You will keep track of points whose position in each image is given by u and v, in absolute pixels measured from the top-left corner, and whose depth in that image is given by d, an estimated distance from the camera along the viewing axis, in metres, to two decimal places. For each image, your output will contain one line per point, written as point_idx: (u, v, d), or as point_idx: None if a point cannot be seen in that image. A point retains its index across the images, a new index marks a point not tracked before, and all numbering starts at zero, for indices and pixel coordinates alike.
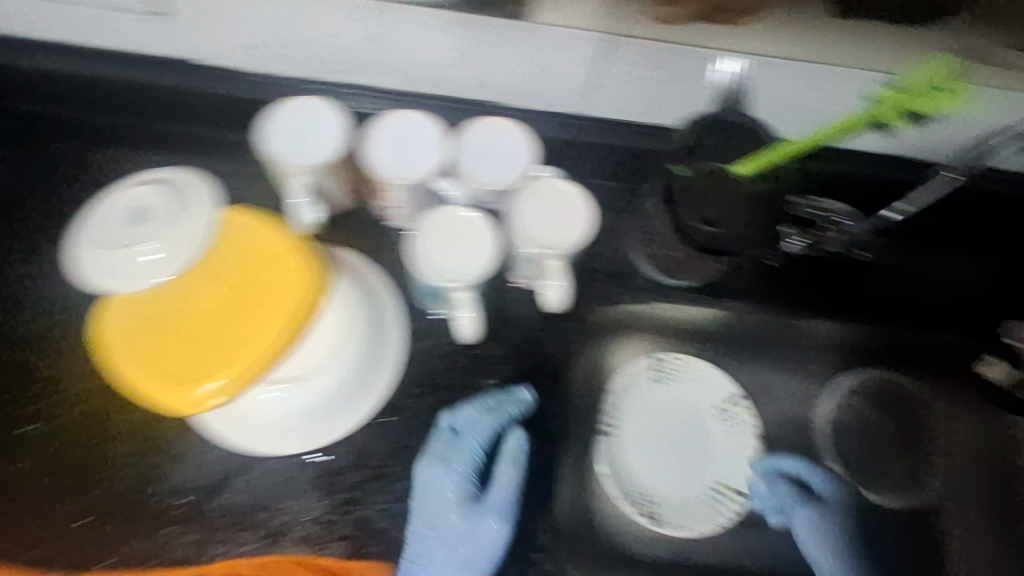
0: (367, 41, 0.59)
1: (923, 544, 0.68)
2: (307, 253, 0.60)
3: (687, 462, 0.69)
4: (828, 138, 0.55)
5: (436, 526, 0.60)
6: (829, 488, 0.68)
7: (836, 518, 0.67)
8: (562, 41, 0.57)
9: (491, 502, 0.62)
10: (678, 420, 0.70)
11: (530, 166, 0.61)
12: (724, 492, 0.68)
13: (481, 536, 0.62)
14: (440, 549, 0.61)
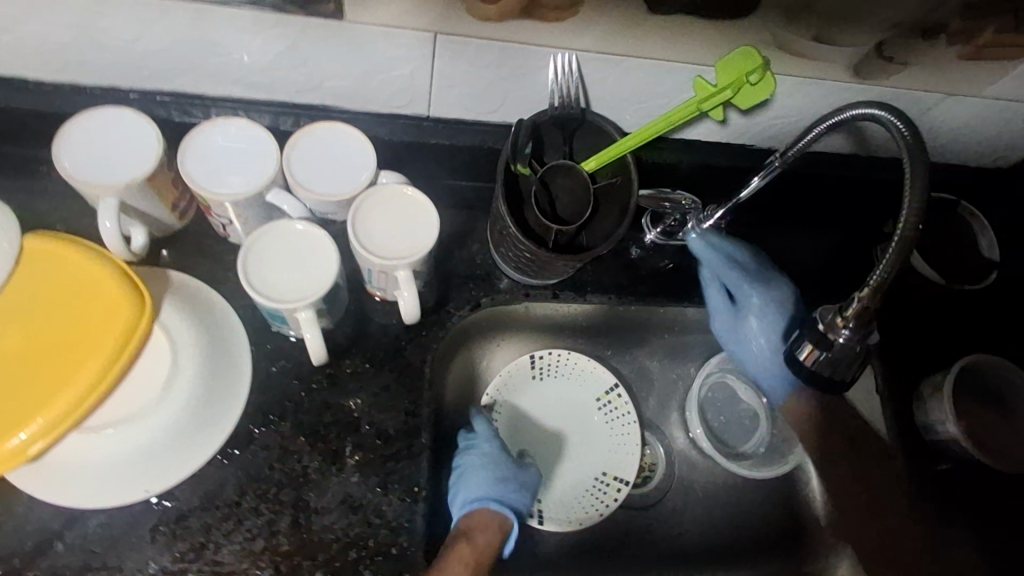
0: (177, 46, 0.54)
1: (783, 319, 0.69)
2: (126, 279, 0.54)
3: (569, 454, 0.78)
4: (654, 130, 0.59)
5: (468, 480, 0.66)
6: (766, 291, 0.69)
7: (753, 316, 0.69)
8: (383, 41, 0.55)
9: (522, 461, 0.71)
10: (561, 416, 0.79)
11: (370, 173, 0.59)
12: (604, 477, 0.77)
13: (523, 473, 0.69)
14: (486, 476, 0.66)
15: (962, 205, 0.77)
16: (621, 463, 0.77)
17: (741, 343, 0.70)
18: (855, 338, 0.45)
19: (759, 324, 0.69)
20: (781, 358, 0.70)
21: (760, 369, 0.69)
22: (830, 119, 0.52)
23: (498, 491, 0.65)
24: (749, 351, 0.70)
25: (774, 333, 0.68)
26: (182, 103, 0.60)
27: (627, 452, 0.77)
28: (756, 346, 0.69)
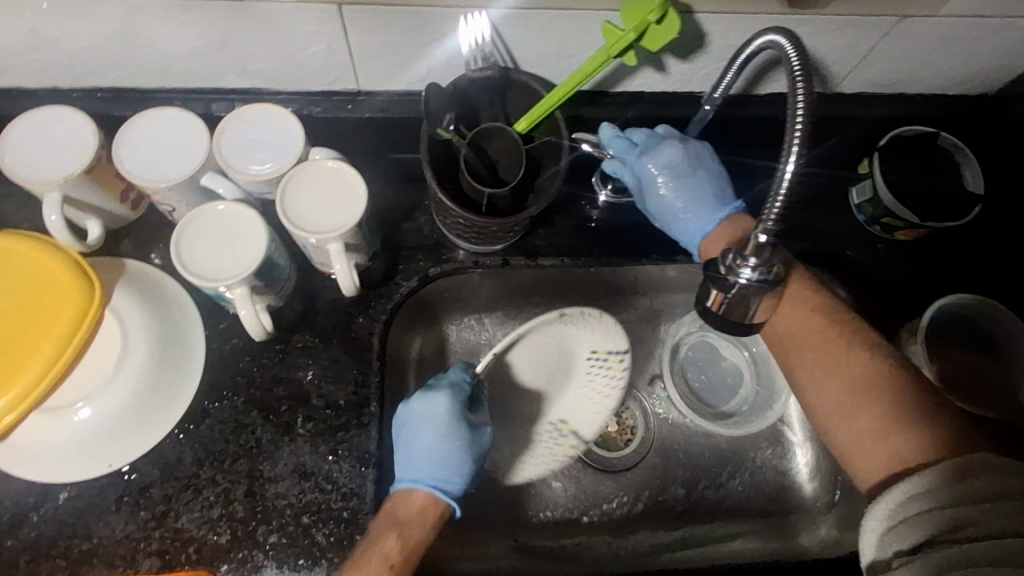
0: (99, 45, 0.57)
1: (696, 190, 0.62)
2: (76, 266, 0.58)
3: (529, 399, 0.75)
4: (574, 83, 0.57)
5: (413, 449, 0.60)
6: (653, 158, 0.62)
7: (647, 149, 0.63)
8: (291, 20, 0.55)
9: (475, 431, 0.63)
10: (545, 368, 0.74)
11: (298, 149, 0.60)
12: (559, 425, 0.73)
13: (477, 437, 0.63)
14: (439, 449, 0.60)
15: (943, 137, 0.72)
16: (581, 423, 0.72)
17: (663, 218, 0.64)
18: (758, 274, 0.42)
19: (677, 188, 0.62)
20: (689, 174, 0.62)
21: (688, 229, 0.63)
22: (742, 54, 0.49)
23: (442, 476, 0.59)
24: (672, 216, 0.63)
25: (689, 193, 0.62)
26: (122, 97, 0.63)
27: (594, 412, 0.71)
28: (674, 206, 0.63)
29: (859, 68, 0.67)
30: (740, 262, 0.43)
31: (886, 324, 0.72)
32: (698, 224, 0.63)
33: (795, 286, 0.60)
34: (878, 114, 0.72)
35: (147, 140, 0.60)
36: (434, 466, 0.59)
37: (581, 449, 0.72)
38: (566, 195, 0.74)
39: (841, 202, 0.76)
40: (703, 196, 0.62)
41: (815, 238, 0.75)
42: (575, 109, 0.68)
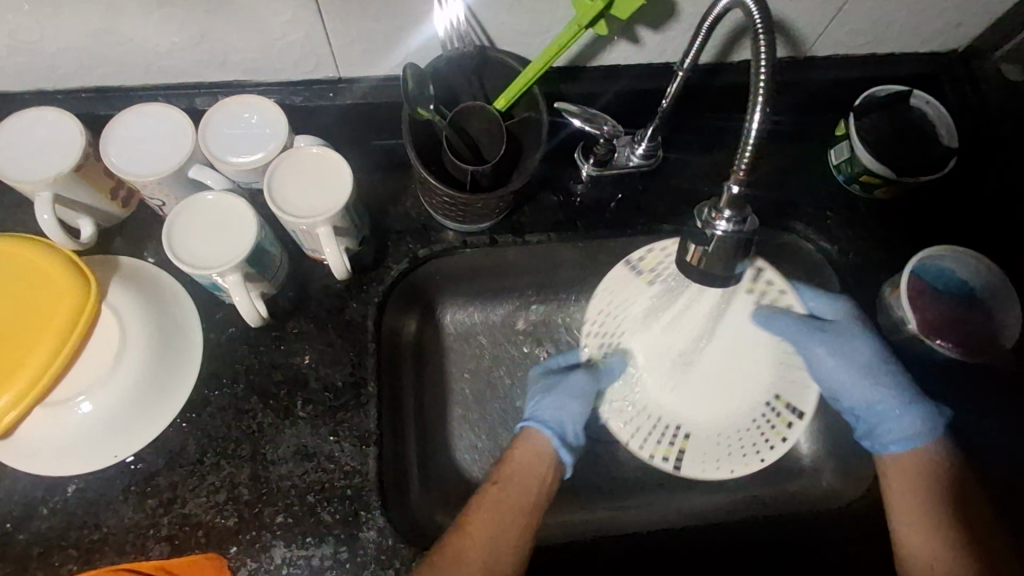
0: (79, 44, 0.58)
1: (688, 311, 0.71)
2: (70, 263, 0.59)
3: (735, 390, 0.74)
4: (550, 58, 0.58)
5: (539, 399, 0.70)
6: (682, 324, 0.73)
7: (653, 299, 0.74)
8: (268, 9, 0.56)
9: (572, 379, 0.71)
10: (737, 346, 0.75)
11: (282, 137, 0.61)
12: (790, 381, 0.72)
13: (568, 382, 0.71)
14: (550, 398, 0.69)
15: (916, 95, 0.73)
16: (797, 397, 0.70)
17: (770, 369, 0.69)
18: (733, 228, 0.44)
19: (841, 355, 0.67)
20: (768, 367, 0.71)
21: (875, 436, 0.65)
22: (708, 17, 0.51)
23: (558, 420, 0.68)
24: (866, 422, 0.66)
25: (882, 397, 0.65)
26: (106, 96, 0.64)
27: (799, 387, 0.71)
28: (867, 411, 0.66)
29: (829, 30, 0.68)
30: (715, 217, 0.44)
31: (869, 282, 0.73)
32: (894, 418, 0.64)
33: (923, 448, 0.63)
34: (849, 75, 0.74)
35: (133, 136, 0.61)
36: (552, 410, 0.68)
37: (803, 421, 0.68)
38: (549, 172, 0.75)
39: (819, 164, 0.78)
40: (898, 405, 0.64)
41: (796, 201, 0.76)
42: (552, 85, 0.69)
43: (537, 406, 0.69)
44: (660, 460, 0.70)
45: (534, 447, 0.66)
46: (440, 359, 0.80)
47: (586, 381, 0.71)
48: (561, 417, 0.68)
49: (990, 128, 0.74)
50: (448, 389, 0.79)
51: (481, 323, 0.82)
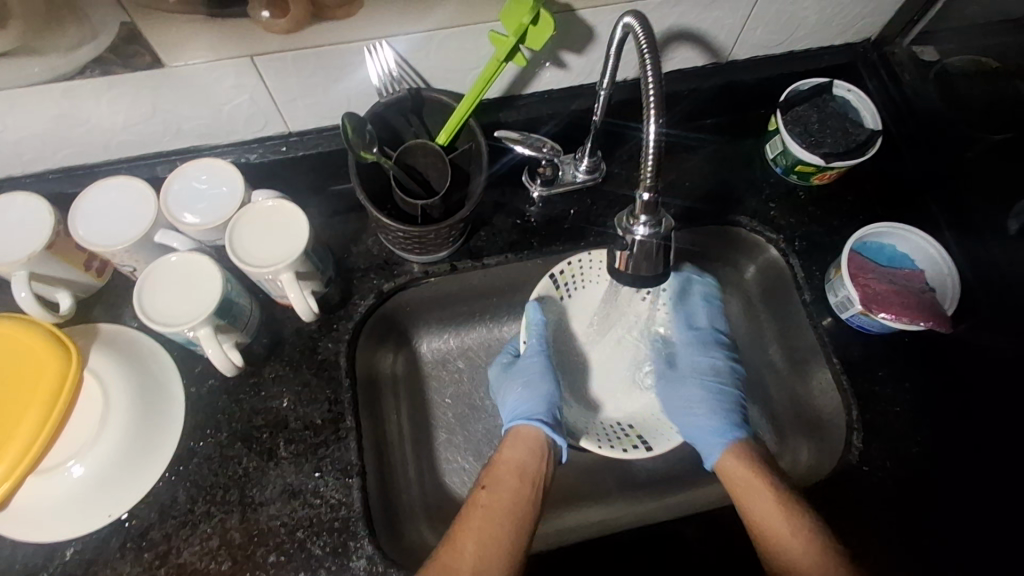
0: (42, 130, 0.62)
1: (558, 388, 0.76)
2: (53, 334, 0.62)
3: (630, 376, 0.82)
4: (478, 92, 0.62)
5: (512, 401, 0.74)
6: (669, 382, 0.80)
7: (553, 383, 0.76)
8: (211, 79, 0.60)
9: (526, 364, 0.76)
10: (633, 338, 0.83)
11: (239, 196, 0.64)
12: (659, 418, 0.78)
13: (525, 369, 0.76)
14: (518, 392, 0.74)
15: (837, 86, 0.77)
16: (651, 430, 0.75)
17: (675, 389, 0.79)
18: (650, 230, 0.47)
19: (676, 389, 0.78)
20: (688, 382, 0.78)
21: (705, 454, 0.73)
22: (613, 46, 0.54)
23: (538, 411, 0.72)
24: (693, 429, 0.75)
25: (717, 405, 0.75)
26: (74, 174, 0.69)
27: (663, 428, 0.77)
28: (697, 435, 0.74)
29: (743, 34, 0.73)
30: (634, 222, 0.48)
31: (817, 265, 0.76)
32: (709, 443, 0.73)
33: (735, 448, 0.71)
34: (771, 74, 0.78)
35: (99, 210, 0.64)
36: (533, 407, 0.73)
37: (648, 451, 0.71)
38: (501, 197, 0.78)
39: (757, 159, 0.81)
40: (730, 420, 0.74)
41: (739, 196, 0.79)
42: (491, 115, 0.73)
43: (516, 407, 0.73)
44: (632, 447, 0.71)
45: (522, 445, 0.70)
46: (421, 388, 0.82)
47: (542, 361, 0.76)
48: (536, 406, 0.73)
49: (911, 108, 0.78)
50: (430, 415, 0.81)
51: (456, 349, 0.85)
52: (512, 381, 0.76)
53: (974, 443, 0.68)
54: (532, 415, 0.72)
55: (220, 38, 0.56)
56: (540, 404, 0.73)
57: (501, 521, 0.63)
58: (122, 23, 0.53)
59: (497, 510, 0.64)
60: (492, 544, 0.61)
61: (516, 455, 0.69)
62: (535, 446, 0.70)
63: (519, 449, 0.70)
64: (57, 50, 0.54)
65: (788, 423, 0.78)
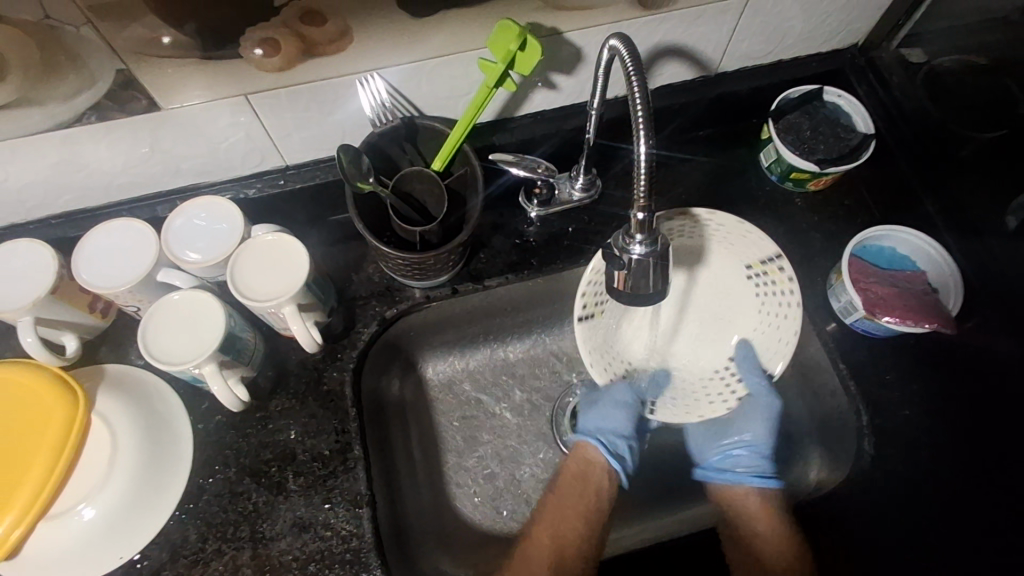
0: (43, 177, 0.63)
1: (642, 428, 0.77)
2: (58, 377, 0.62)
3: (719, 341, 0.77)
4: (470, 117, 0.63)
5: (596, 420, 0.76)
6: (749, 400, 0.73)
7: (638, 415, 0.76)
8: (207, 119, 0.61)
9: (615, 396, 0.76)
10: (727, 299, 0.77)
11: (239, 231, 0.65)
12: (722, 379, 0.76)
13: (612, 394, 0.76)
14: (598, 414, 0.76)
15: (828, 92, 0.77)
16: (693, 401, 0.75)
17: (745, 411, 0.74)
18: (647, 248, 0.48)
19: (744, 412, 0.74)
20: (755, 417, 0.73)
21: (720, 470, 0.74)
22: (601, 66, 0.54)
23: (606, 439, 0.74)
24: (734, 459, 0.74)
25: (761, 442, 0.73)
26: (75, 217, 0.70)
27: (691, 413, 0.73)
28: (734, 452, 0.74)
29: (730, 46, 0.73)
30: (629, 241, 0.48)
31: (817, 271, 0.76)
32: (746, 476, 0.72)
33: (761, 495, 0.71)
34: (761, 83, 0.78)
35: (101, 253, 0.65)
36: (607, 433, 0.74)
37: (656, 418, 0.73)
38: (498, 218, 0.79)
39: (751, 168, 0.82)
40: (769, 461, 0.73)
41: (736, 205, 0.80)
42: (485, 138, 0.74)
43: (586, 421, 0.77)
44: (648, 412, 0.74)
45: (590, 460, 0.75)
46: (428, 412, 0.82)
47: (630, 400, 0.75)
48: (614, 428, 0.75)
49: (901, 110, 0.78)
50: (439, 439, 0.81)
51: (462, 371, 0.84)
52: (599, 402, 0.77)
53: (987, 445, 0.67)
54: (598, 437, 0.74)
55: (215, 79, 0.57)
56: (610, 428, 0.75)
57: (576, 525, 0.70)
58: (117, 70, 0.54)
59: (570, 520, 0.71)
60: (562, 557, 0.68)
61: (581, 466, 0.76)
62: (594, 457, 0.75)
63: (586, 467, 0.75)
64: (54, 100, 0.55)
65: (799, 431, 0.77)
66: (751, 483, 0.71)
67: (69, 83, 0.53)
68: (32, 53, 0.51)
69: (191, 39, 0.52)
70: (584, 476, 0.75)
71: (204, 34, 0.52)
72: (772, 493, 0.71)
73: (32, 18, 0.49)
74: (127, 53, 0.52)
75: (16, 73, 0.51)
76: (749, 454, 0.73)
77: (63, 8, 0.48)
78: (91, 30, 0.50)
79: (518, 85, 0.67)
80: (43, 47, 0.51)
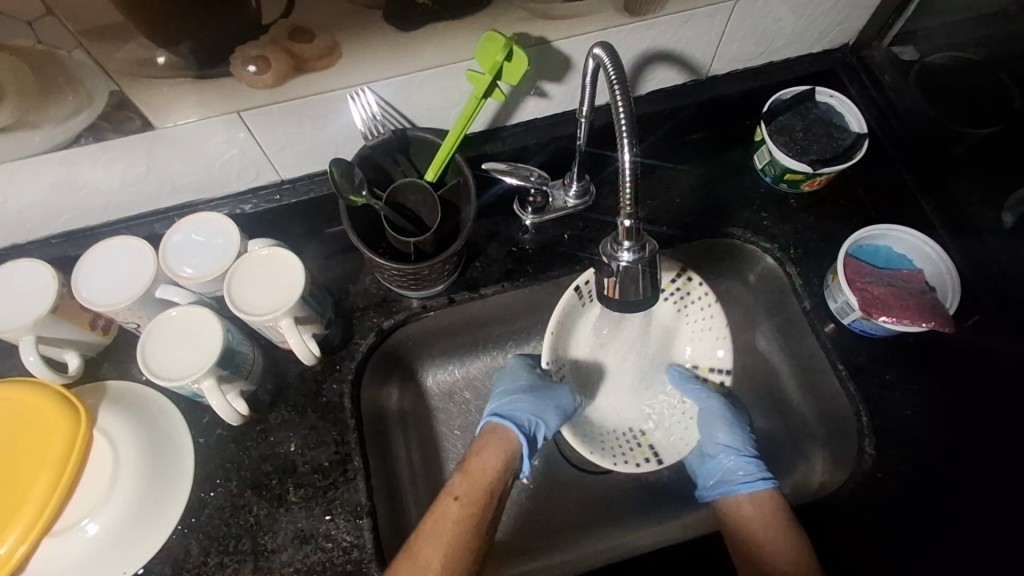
0: (43, 198, 0.64)
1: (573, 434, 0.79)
2: (61, 394, 0.63)
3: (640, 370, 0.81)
4: (460, 128, 0.63)
5: (514, 402, 0.73)
6: (704, 413, 0.75)
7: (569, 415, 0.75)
8: (201, 137, 0.62)
9: (555, 393, 0.75)
10: (654, 337, 0.80)
11: (235, 246, 0.66)
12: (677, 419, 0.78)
13: (552, 394, 0.75)
14: (525, 399, 0.73)
15: (820, 92, 0.77)
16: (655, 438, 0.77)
17: (706, 423, 0.75)
18: (635, 255, 0.48)
19: (705, 424, 0.75)
20: (711, 425, 0.75)
21: (714, 485, 0.73)
22: (587, 74, 0.55)
23: (524, 418, 0.72)
24: (726, 471, 0.72)
25: (739, 446, 0.73)
26: (76, 236, 0.71)
27: (682, 443, 0.77)
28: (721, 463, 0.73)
29: (721, 49, 0.74)
30: (618, 249, 0.48)
31: (814, 272, 0.76)
32: (745, 481, 0.71)
33: (768, 496, 0.69)
34: (753, 86, 0.78)
35: (100, 271, 0.66)
36: (529, 414, 0.72)
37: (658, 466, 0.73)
38: (493, 226, 0.79)
39: (745, 170, 0.82)
40: (753, 460, 0.73)
41: (731, 207, 0.80)
42: (478, 147, 0.74)
43: (507, 404, 0.73)
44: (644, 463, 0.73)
45: (498, 445, 0.71)
46: (428, 422, 0.82)
47: (558, 393, 0.76)
48: (528, 415, 0.72)
49: (895, 109, 0.78)
50: (440, 448, 0.81)
51: (461, 379, 0.85)
52: (525, 390, 0.75)
53: (990, 443, 0.67)
54: (518, 414, 0.72)
55: (208, 97, 0.57)
56: (534, 413, 0.72)
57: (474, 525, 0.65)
58: (111, 91, 0.54)
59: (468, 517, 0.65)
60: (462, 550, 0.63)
61: (495, 446, 0.71)
62: (506, 440, 0.72)
63: (495, 442, 0.71)
64: (51, 124, 0.55)
65: (800, 434, 0.77)
66: (756, 485, 0.70)
67: (65, 106, 0.54)
68: (23, 76, 0.51)
69: (183, 59, 0.53)
70: (494, 462, 0.70)
71: (197, 55, 0.53)
72: (773, 494, 0.69)
73: (25, 44, 0.49)
74: (121, 74, 0.53)
75: (12, 99, 0.52)
76: (732, 459, 0.73)
77: (56, 33, 0.49)
78: (83, 54, 0.50)
79: (508, 94, 0.68)
80: (37, 72, 0.51)
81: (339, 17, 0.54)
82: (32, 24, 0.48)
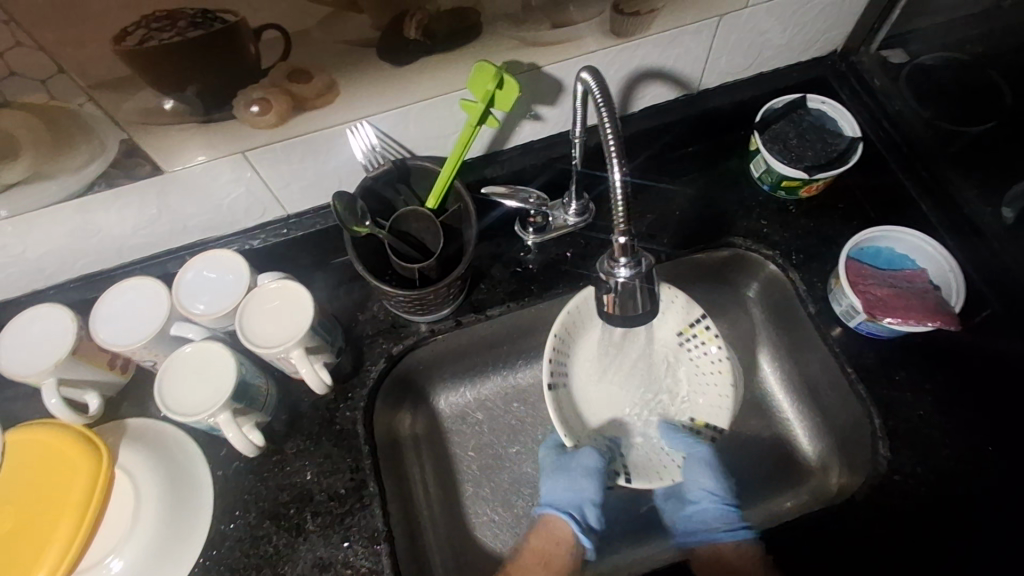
0: (60, 243, 0.66)
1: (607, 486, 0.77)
2: (82, 435, 0.64)
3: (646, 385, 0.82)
4: (457, 155, 0.65)
5: (552, 488, 0.75)
6: (694, 459, 0.76)
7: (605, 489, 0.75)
8: (209, 177, 0.64)
9: (575, 462, 0.76)
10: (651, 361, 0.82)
11: (245, 281, 0.68)
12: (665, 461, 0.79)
13: (574, 462, 0.76)
14: (558, 483, 0.75)
15: (811, 99, 0.78)
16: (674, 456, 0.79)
17: (691, 471, 0.75)
18: (631, 270, 0.49)
19: (691, 467, 0.75)
20: (699, 471, 0.75)
21: (690, 534, 0.73)
22: (577, 97, 0.56)
23: (567, 502, 0.74)
24: (700, 515, 0.73)
25: (723, 492, 0.74)
26: (93, 279, 0.73)
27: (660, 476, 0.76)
28: (699, 510, 0.74)
29: (710, 63, 0.75)
30: (615, 265, 0.49)
31: (817, 276, 0.76)
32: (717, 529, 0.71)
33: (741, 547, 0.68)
34: (744, 96, 0.80)
35: (117, 312, 0.68)
36: (569, 497, 0.73)
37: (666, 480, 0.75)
38: (496, 248, 0.80)
39: (743, 179, 0.83)
40: (731, 508, 0.74)
41: (731, 216, 0.80)
42: (477, 172, 0.76)
43: (549, 490, 0.75)
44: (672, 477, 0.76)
45: (552, 538, 0.74)
46: (442, 444, 0.83)
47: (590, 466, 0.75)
48: (569, 500, 0.74)
49: (888, 111, 0.79)
50: (455, 471, 0.82)
51: (473, 401, 0.85)
52: (561, 471, 0.76)
53: (1007, 439, 0.66)
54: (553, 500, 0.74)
55: (213, 139, 0.60)
56: (568, 492, 0.74)
57: None
58: (121, 139, 0.57)
59: None
60: None
61: (551, 545, 0.73)
62: (560, 535, 0.74)
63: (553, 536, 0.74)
64: (65, 173, 0.58)
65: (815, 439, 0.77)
66: (728, 536, 0.70)
67: (78, 156, 0.56)
68: (40, 130, 0.53)
69: (188, 105, 0.55)
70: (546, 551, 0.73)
71: (200, 99, 0.55)
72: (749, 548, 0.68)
73: (39, 100, 0.51)
74: (129, 123, 0.55)
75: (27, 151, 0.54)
76: (710, 505, 0.74)
77: (67, 89, 0.51)
78: (93, 106, 0.52)
79: (503, 119, 0.69)
80: (51, 126, 0.53)
81: (335, 57, 0.57)
82: (44, 81, 0.50)
